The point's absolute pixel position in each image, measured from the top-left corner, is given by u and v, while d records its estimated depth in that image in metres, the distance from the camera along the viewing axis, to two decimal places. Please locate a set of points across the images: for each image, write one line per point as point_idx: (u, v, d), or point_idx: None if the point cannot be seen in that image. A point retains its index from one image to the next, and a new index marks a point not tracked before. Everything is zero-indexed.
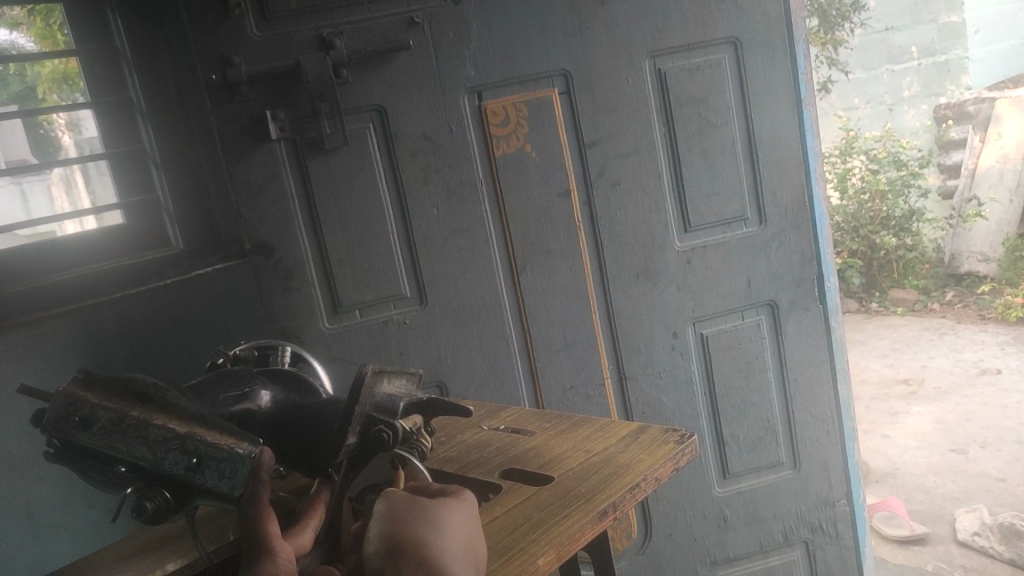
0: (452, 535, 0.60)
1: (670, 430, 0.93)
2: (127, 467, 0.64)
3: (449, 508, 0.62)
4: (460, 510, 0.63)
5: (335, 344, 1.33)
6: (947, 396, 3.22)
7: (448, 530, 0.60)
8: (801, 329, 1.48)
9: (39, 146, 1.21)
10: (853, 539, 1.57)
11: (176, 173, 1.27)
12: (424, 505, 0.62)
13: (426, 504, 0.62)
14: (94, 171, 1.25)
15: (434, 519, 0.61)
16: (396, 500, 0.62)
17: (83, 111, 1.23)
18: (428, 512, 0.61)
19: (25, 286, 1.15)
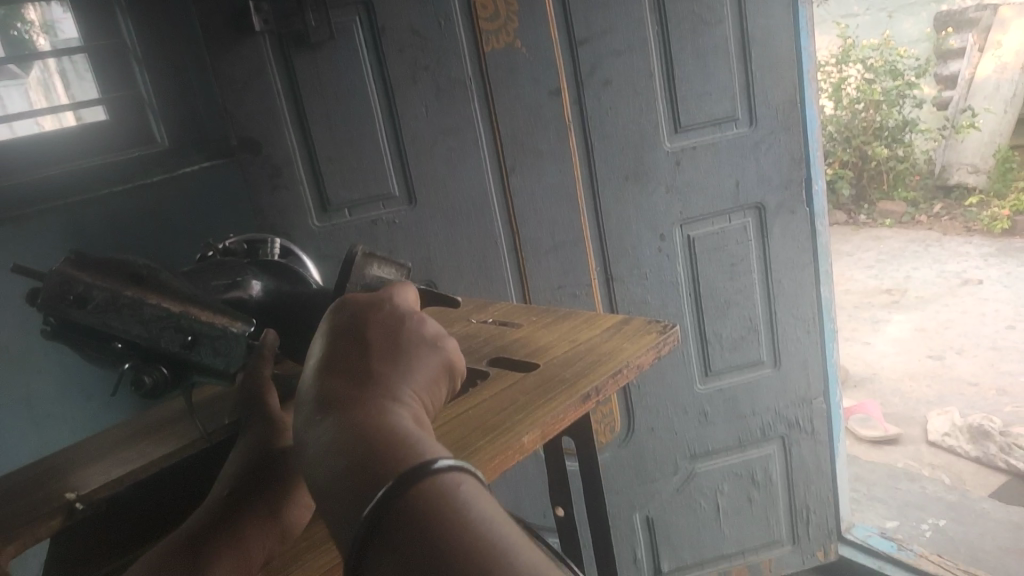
0: (405, 359, 0.52)
1: (653, 321, 0.95)
2: (124, 343, 0.66)
3: (408, 335, 0.54)
4: (422, 336, 0.55)
5: (325, 243, 1.33)
6: (928, 305, 3.28)
7: (407, 356, 0.52)
8: (787, 232, 1.49)
9: (12, 47, 1.17)
10: (828, 435, 1.63)
11: (158, 67, 1.23)
12: (377, 328, 0.53)
13: (380, 331, 0.53)
14: (71, 71, 1.21)
15: (388, 338, 0.53)
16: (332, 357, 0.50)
17: (58, 9, 1.18)
18: (382, 333, 0.53)
19: (11, 180, 1.13)
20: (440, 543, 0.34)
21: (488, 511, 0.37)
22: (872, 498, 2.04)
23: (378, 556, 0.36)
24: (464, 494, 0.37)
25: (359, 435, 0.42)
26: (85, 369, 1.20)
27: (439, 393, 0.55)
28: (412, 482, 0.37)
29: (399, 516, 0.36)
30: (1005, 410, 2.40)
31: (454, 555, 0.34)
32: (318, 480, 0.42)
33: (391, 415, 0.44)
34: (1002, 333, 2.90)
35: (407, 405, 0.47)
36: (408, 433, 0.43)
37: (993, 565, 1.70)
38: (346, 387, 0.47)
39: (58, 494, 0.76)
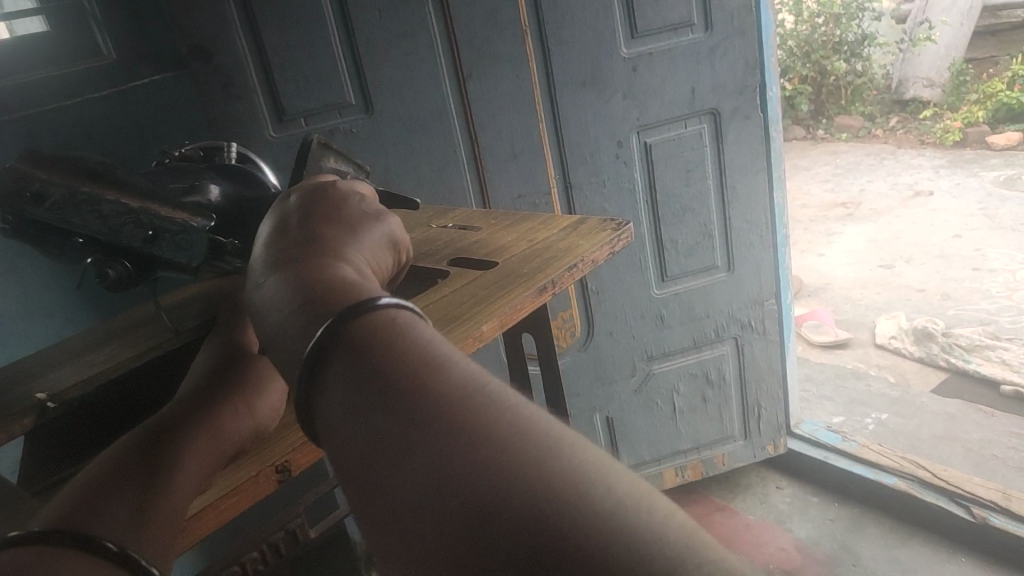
0: (350, 233, 0.56)
1: (607, 220, 0.98)
2: (85, 238, 0.67)
3: (351, 211, 0.59)
4: (362, 211, 0.60)
5: (282, 153, 1.32)
6: (881, 216, 3.36)
7: (349, 229, 0.57)
8: (741, 138, 1.51)
9: None
10: (778, 336, 1.70)
11: None
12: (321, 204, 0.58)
13: (327, 213, 0.58)
14: None
15: (331, 213, 0.58)
16: (281, 231, 0.54)
17: None
18: (326, 210, 0.58)
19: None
20: (379, 359, 0.36)
21: (426, 334, 0.39)
22: (821, 396, 2.14)
23: (322, 379, 0.38)
24: (404, 322, 0.39)
25: (311, 282, 0.45)
26: (46, 286, 1.20)
27: (383, 260, 0.59)
28: (356, 313, 0.39)
29: (341, 343, 0.38)
30: (948, 313, 2.51)
31: (392, 367, 0.36)
32: (270, 325, 0.45)
33: (334, 265, 0.48)
34: (949, 241, 2.99)
35: (351, 261, 0.52)
36: (352, 278, 0.46)
37: (929, 452, 1.81)
38: (294, 249, 0.50)
39: (27, 395, 0.78)
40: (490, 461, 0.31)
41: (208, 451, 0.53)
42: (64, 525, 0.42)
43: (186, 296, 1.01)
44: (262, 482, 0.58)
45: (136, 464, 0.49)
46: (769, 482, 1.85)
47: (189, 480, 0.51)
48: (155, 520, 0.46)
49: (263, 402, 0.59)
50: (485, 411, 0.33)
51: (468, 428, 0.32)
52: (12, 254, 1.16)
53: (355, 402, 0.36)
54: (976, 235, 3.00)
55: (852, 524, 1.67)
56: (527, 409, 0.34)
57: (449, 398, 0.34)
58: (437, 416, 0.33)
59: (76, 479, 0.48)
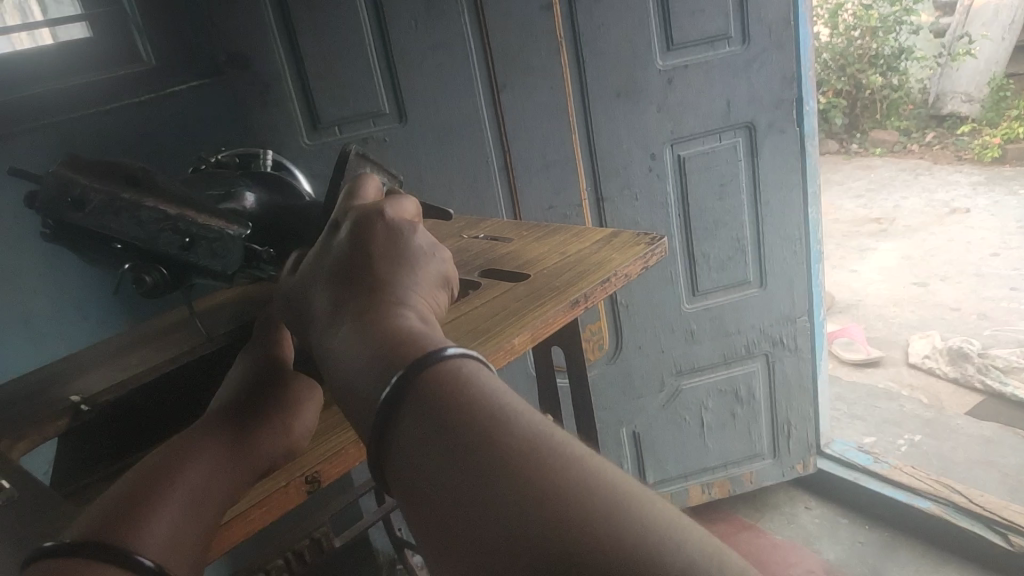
0: (410, 270, 0.54)
1: (640, 234, 0.97)
2: (123, 245, 0.68)
3: (404, 242, 0.56)
4: (416, 245, 0.57)
5: (316, 161, 1.32)
6: (916, 233, 3.30)
7: (407, 264, 0.54)
8: (776, 151, 1.49)
9: None
10: (810, 353, 1.67)
11: None
12: (375, 238, 0.55)
13: (383, 246, 0.55)
14: None
15: (384, 248, 0.55)
16: (341, 281, 0.52)
17: None
18: (377, 246, 0.55)
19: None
20: (451, 416, 0.36)
21: (493, 383, 0.38)
22: (852, 415, 2.10)
23: (394, 432, 0.38)
24: (472, 373, 0.39)
25: (381, 335, 0.44)
26: (80, 289, 1.22)
27: (440, 294, 0.56)
28: (425, 368, 0.38)
29: (412, 396, 0.38)
30: (984, 333, 2.46)
31: (464, 425, 0.35)
32: (343, 384, 0.45)
33: (400, 317, 0.47)
34: (986, 260, 2.93)
35: (413, 307, 0.49)
36: (421, 330, 0.45)
37: (964, 476, 1.77)
38: (361, 302, 0.49)
39: (61, 398, 0.79)
40: (567, 526, 0.30)
41: (246, 469, 0.53)
42: (100, 535, 0.44)
43: (219, 301, 1.01)
44: (292, 492, 0.57)
45: (177, 473, 0.50)
46: (798, 502, 1.82)
47: (222, 497, 0.51)
48: (186, 539, 0.47)
49: (300, 421, 0.58)
50: (560, 472, 0.32)
51: (541, 491, 0.32)
52: (49, 257, 1.18)
53: (429, 461, 0.35)
54: (1014, 254, 2.94)
55: (884, 547, 1.63)
56: (599, 465, 0.34)
57: (524, 461, 0.33)
58: (511, 479, 0.33)
59: (118, 483, 0.49)
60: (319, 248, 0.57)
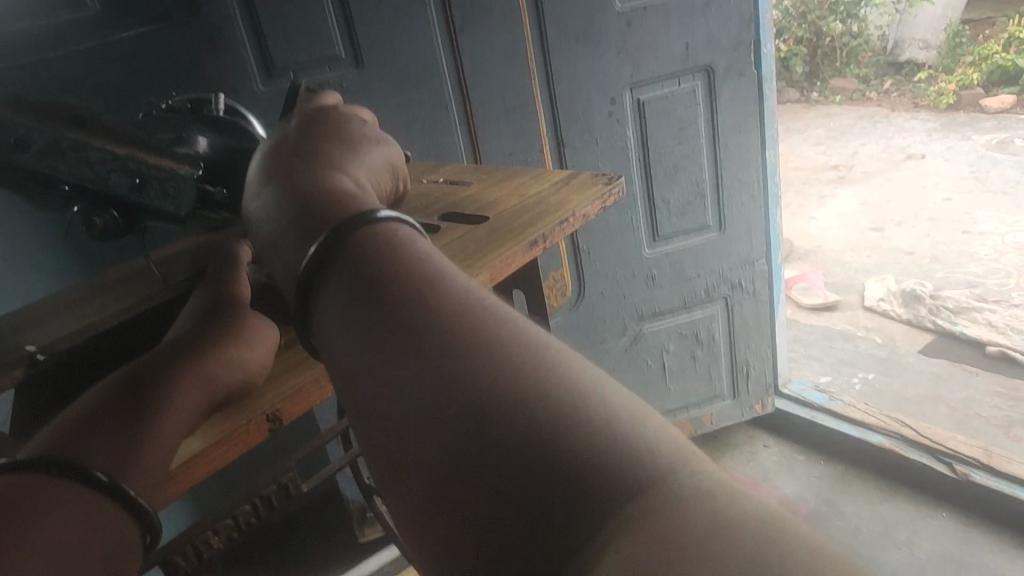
0: (347, 146, 0.58)
1: (598, 175, 0.97)
2: (71, 187, 0.66)
3: (350, 130, 0.61)
4: (363, 133, 0.62)
5: (271, 109, 1.30)
6: (873, 180, 3.36)
7: (344, 144, 0.58)
8: (735, 95, 1.49)
9: None
10: (768, 295, 1.70)
11: None
12: (318, 121, 0.59)
13: (323, 129, 0.59)
14: None
15: (331, 129, 0.60)
16: (279, 145, 0.56)
17: None
18: (326, 126, 0.60)
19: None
20: (377, 275, 0.38)
21: (424, 250, 0.40)
22: (809, 356, 2.16)
23: (324, 295, 0.39)
24: (401, 239, 0.40)
25: (303, 188, 0.47)
26: (32, 243, 1.19)
27: (382, 180, 0.61)
28: (355, 228, 0.40)
29: (341, 260, 0.39)
30: (937, 275, 2.53)
31: (392, 286, 0.37)
32: (268, 223, 0.47)
33: (332, 172, 0.51)
34: (940, 205, 3.00)
35: (349, 173, 0.53)
36: (348, 185, 0.48)
37: (914, 411, 1.84)
38: (290, 159, 0.53)
39: (15, 347, 0.78)
40: (477, 364, 0.32)
41: (199, 390, 0.53)
42: (58, 454, 0.42)
43: (175, 249, 1.00)
44: (252, 431, 0.58)
45: (130, 402, 0.49)
46: (757, 441, 1.87)
47: (177, 419, 0.51)
48: (146, 462, 0.46)
49: (255, 353, 0.59)
50: (476, 320, 0.34)
51: (455, 336, 0.33)
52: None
53: (355, 319, 0.37)
54: (966, 198, 3.01)
55: (838, 481, 1.70)
56: (516, 318, 0.35)
57: (443, 310, 0.35)
58: (428, 326, 0.34)
59: (67, 412, 0.48)
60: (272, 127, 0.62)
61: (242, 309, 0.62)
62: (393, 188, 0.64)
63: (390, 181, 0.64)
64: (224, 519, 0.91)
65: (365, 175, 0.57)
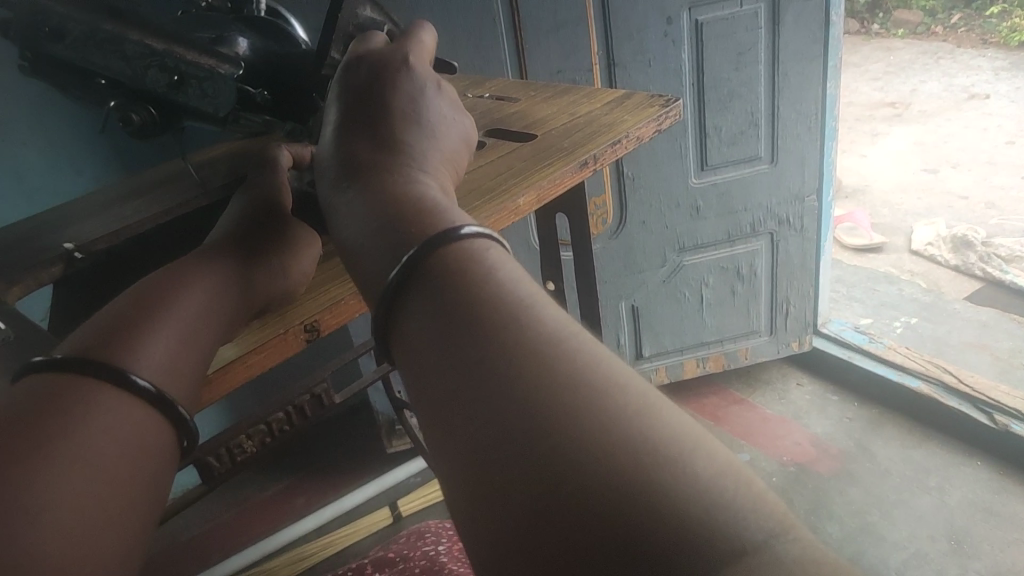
0: (431, 129, 0.55)
1: (654, 96, 0.92)
2: (108, 81, 0.64)
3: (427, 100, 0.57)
4: (436, 107, 0.57)
5: (313, 12, 1.25)
6: (931, 119, 3.21)
7: (425, 124, 0.55)
8: (800, 19, 1.41)
9: None
10: (816, 233, 1.65)
11: None
12: (400, 96, 0.56)
13: (406, 106, 0.55)
14: None
15: (400, 95, 0.56)
16: (360, 144, 0.52)
17: None
18: (399, 104, 0.55)
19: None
20: (460, 295, 0.34)
21: (516, 272, 0.37)
22: (850, 297, 2.11)
23: (405, 312, 0.36)
24: (491, 261, 0.37)
25: (390, 198, 0.45)
26: (71, 141, 1.19)
27: (458, 159, 0.57)
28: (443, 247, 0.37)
29: (425, 274, 0.36)
30: (991, 222, 2.43)
31: (484, 311, 0.33)
32: (345, 231, 0.46)
33: (408, 175, 0.48)
34: (1001, 148, 2.86)
35: (428, 172, 0.50)
36: (430, 193, 0.46)
37: (956, 359, 1.79)
38: (380, 163, 0.49)
39: (54, 245, 0.78)
40: (558, 406, 0.28)
41: (237, 305, 0.52)
42: (94, 353, 0.41)
43: (213, 155, 0.98)
44: (290, 340, 0.57)
45: (168, 303, 0.47)
46: (790, 379, 1.85)
47: (213, 331, 0.49)
48: (181, 367, 0.45)
49: (299, 265, 0.57)
50: (565, 360, 0.31)
51: (543, 382, 0.30)
52: (38, 109, 1.15)
53: (435, 334, 0.34)
54: None
55: (871, 423, 1.67)
56: (611, 360, 0.32)
57: (526, 346, 0.32)
58: (517, 364, 0.31)
59: (101, 312, 0.46)
60: (336, 94, 0.58)
61: (283, 218, 0.59)
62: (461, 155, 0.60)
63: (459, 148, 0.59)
64: (257, 424, 0.91)
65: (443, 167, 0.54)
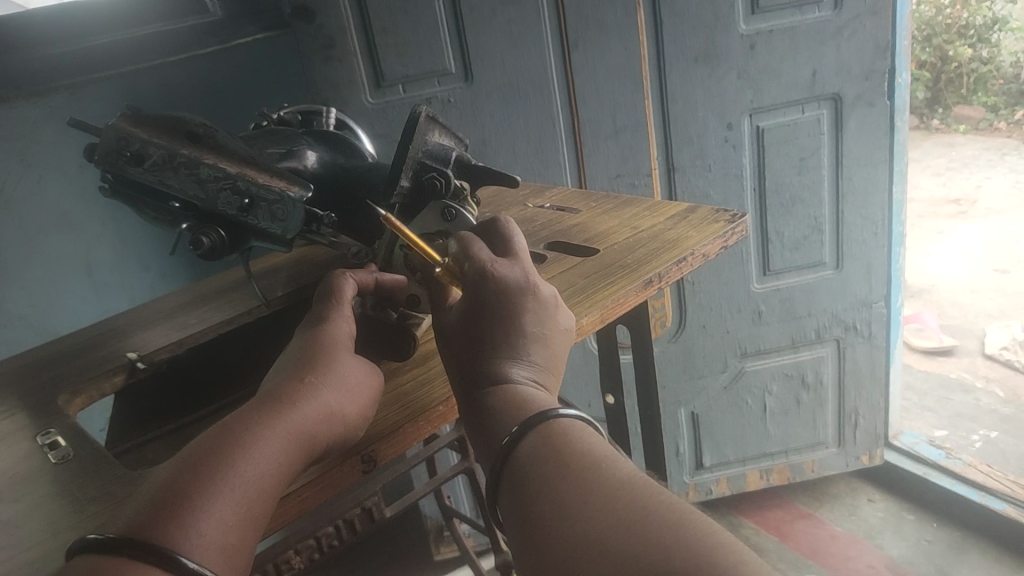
0: (542, 345, 0.55)
1: (720, 210, 0.91)
2: (182, 204, 0.66)
3: (540, 312, 0.56)
4: (547, 320, 0.56)
5: (378, 120, 1.29)
6: (999, 216, 3.12)
7: (541, 344, 0.55)
8: (864, 126, 1.39)
9: None
10: (885, 340, 1.59)
11: None
12: (509, 312, 0.55)
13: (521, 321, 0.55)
14: None
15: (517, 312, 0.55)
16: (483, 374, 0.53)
17: None
18: (502, 319, 0.55)
19: (43, 53, 1.07)
20: (542, 466, 0.44)
21: (583, 440, 0.45)
22: (922, 407, 2.01)
23: (504, 487, 0.45)
24: (570, 426, 0.47)
25: (509, 403, 0.49)
26: (141, 239, 1.23)
27: (560, 356, 0.56)
28: (536, 422, 0.47)
29: (520, 455, 0.46)
30: None
31: (560, 481, 0.42)
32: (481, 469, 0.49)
33: (523, 400, 0.50)
34: None
35: (538, 394, 0.51)
36: (535, 410, 0.48)
37: None
38: (501, 403, 0.50)
39: (118, 354, 0.79)
40: (589, 525, 0.39)
41: (306, 459, 0.50)
42: (147, 535, 0.39)
43: (275, 262, 0.99)
44: (347, 471, 0.55)
45: (237, 460, 0.45)
46: (861, 493, 1.75)
47: (279, 488, 0.47)
48: (237, 539, 0.43)
49: (368, 404, 0.56)
50: (605, 502, 0.40)
51: (606, 528, 0.38)
52: (112, 210, 1.19)
53: (528, 502, 0.43)
54: None
55: (951, 547, 1.56)
56: (632, 482, 0.41)
57: (577, 503, 0.40)
58: (583, 519, 0.39)
59: (158, 475, 0.45)
60: (448, 319, 0.58)
61: (359, 371, 0.56)
62: (556, 313, 0.57)
63: (548, 310, 0.57)
64: (306, 539, 0.88)
65: (536, 363, 0.54)
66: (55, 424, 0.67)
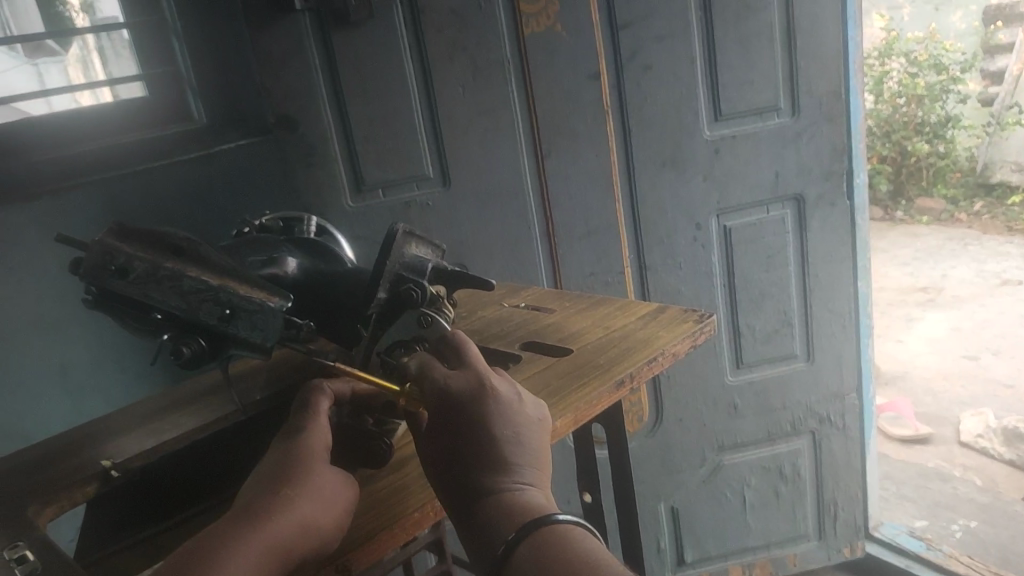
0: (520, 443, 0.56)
1: (689, 310, 0.94)
2: (163, 315, 0.67)
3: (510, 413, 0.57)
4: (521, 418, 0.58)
5: (358, 223, 1.33)
6: (966, 304, 3.21)
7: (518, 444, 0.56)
8: (827, 224, 1.45)
9: (52, 23, 1.21)
10: (858, 432, 1.61)
11: (202, 55, 1.24)
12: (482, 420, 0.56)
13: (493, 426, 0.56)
14: (108, 48, 1.24)
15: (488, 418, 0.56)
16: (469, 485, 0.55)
17: None
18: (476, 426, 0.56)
19: (34, 161, 1.14)
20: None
21: (572, 549, 0.48)
22: (901, 497, 2.01)
23: None
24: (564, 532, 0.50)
25: (497, 513, 0.52)
26: (118, 340, 1.23)
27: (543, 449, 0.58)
28: (528, 535, 0.50)
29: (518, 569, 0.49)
30: None
31: None
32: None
33: (511, 508, 0.52)
34: None
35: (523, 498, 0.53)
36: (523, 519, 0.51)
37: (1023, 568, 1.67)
38: (489, 514, 0.52)
39: (91, 462, 0.79)
40: None
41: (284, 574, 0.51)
42: None
43: (254, 365, 1.00)
44: None
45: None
46: None
47: None
48: None
49: (345, 513, 0.57)
50: None
51: None
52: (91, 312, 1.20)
53: None
54: None
55: None
56: None
57: None
58: None
59: None
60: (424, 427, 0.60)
61: (334, 483, 0.57)
62: (525, 408, 0.59)
63: (512, 407, 0.58)
64: None
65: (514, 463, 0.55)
66: (23, 537, 0.66)
